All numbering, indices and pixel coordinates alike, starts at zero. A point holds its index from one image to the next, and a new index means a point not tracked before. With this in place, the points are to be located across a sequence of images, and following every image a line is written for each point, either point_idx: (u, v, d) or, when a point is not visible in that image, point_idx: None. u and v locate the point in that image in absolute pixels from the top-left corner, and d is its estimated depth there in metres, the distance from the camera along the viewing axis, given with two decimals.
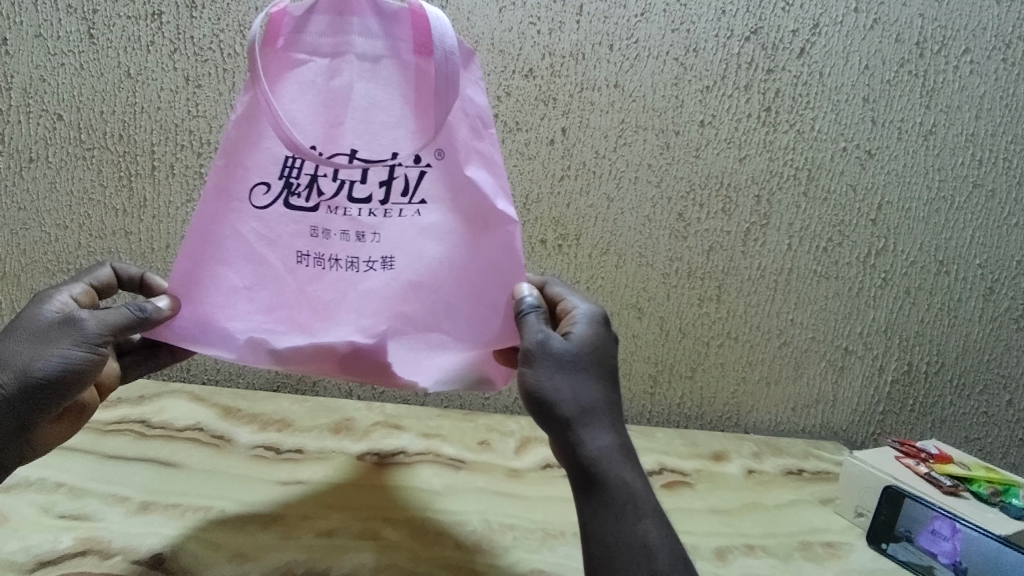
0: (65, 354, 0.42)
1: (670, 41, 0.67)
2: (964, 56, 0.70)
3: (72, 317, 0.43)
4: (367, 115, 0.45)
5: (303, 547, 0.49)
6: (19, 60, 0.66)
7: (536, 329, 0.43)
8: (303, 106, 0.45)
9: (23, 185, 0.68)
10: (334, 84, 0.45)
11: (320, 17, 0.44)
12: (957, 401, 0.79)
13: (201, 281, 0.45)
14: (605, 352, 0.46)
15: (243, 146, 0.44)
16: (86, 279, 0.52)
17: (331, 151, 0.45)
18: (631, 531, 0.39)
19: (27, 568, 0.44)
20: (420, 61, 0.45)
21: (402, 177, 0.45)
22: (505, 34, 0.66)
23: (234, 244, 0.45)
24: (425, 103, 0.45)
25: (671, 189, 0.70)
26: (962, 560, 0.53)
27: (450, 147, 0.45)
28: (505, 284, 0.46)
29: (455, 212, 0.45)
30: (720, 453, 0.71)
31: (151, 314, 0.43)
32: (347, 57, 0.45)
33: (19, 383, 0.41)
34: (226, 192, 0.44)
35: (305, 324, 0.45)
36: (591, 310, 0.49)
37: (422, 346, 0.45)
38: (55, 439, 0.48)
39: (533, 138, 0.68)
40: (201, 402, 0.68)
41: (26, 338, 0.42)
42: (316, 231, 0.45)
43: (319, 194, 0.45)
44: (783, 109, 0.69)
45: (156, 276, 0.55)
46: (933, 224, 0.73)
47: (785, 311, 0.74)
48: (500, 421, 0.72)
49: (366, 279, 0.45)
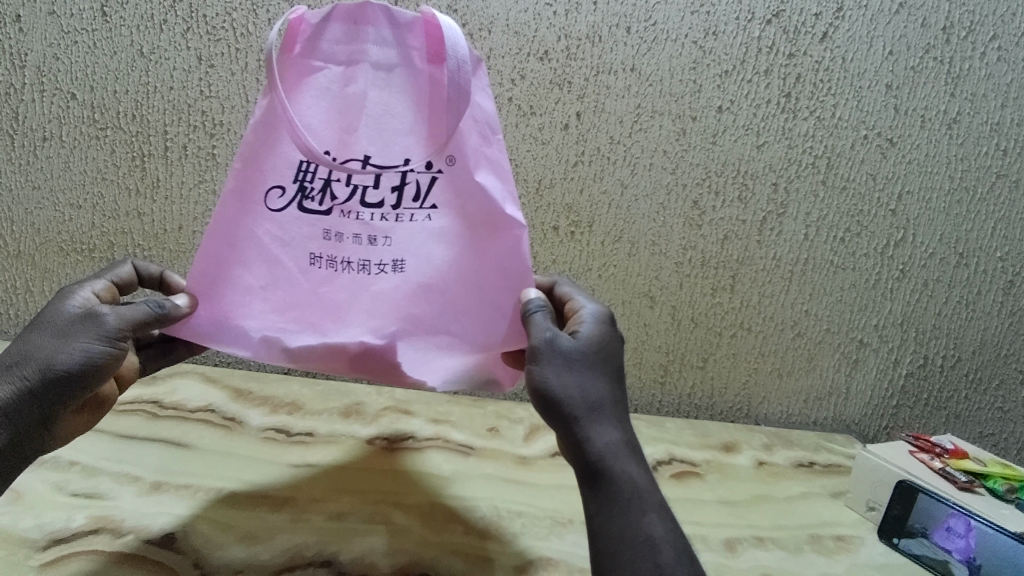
0: (87, 349, 0.42)
1: (690, 24, 0.66)
2: (992, 43, 0.68)
3: (94, 312, 0.43)
4: (380, 122, 0.44)
5: (313, 529, 0.49)
6: (32, 38, 0.66)
7: (543, 328, 0.43)
8: (318, 112, 0.44)
9: (37, 164, 0.68)
10: (349, 91, 0.44)
11: (336, 24, 0.43)
12: (973, 396, 0.78)
13: (218, 282, 0.45)
14: (611, 350, 0.45)
15: (260, 151, 0.44)
16: (107, 275, 0.52)
17: (344, 156, 0.44)
18: (635, 525, 0.38)
19: (40, 545, 0.44)
20: (432, 69, 0.44)
21: (414, 183, 0.45)
22: (520, 15, 0.64)
23: (250, 246, 0.44)
24: (437, 111, 0.44)
25: (687, 176, 0.69)
26: (976, 557, 0.52)
27: (460, 153, 0.44)
28: (512, 286, 0.46)
29: (464, 218, 0.45)
30: (730, 445, 0.70)
31: (170, 311, 0.44)
32: (361, 65, 0.44)
33: (42, 376, 0.40)
34: (243, 195, 0.44)
35: (316, 323, 0.45)
36: (597, 310, 0.48)
37: (432, 347, 0.45)
38: (76, 430, 0.47)
39: (547, 122, 0.67)
40: (213, 383, 0.69)
41: (48, 331, 0.42)
42: (329, 234, 0.45)
43: (332, 198, 0.44)
44: (803, 96, 0.68)
45: (175, 275, 0.56)
46: (954, 216, 0.72)
47: (799, 302, 0.73)
48: (509, 408, 0.72)
49: (377, 282, 0.45)
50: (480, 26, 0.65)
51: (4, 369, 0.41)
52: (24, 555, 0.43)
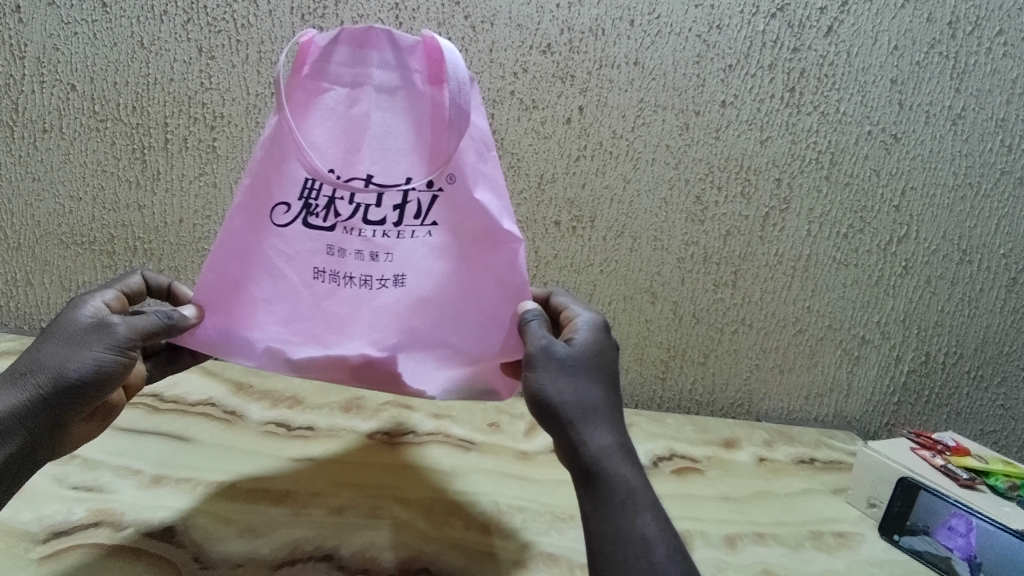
0: (97, 357, 0.41)
1: (694, 17, 0.65)
2: (998, 38, 0.68)
3: (105, 321, 0.43)
4: (384, 142, 0.44)
5: (313, 524, 0.49)
6: (32, 28, 0.65)
7: (540, 336, 0.43)
8: (324, 133, 0.44)
9: (36, 155, 0.68)
10: (353, 112, 0.44)
11: (343, 47, 0.43)
12: (974, 393, 0.77)
13: (224, 294, 0.45)
14: (607, 358, 0.45)
15: (267, 169, 0.44)
16: (117, 287, 0.51)
17: (347, 175, 0.44)
18: (629, 524, 0.38)
19: (40, 538, 0.44)
20: (433, 91, 0.44)
21: (415, 201, 0.44)
22: (523, 8, 0.64)
23: (256, 260, 0.44)
24: (438, 132, 0.44)
25: (689, 171, 0.69)
26: (977, 556, 0.52)
27: (460, 172, 0.44)
28: (509, 302, 0.46)
29: (465, 237, 0.45)
30: (731, 441, 0.70)
31: (178, 321, 0.43)
32: (365, 88, 0.44)
33: (53, 384, 0.40)
34: (250, 211, 0.44)
35: (319, 336, 0.45)
36: (592, 318, 0.48)
37: (431, 359, 0.46)
38: (84, 435, 0.47)
39: (550, 116, 0.67)
40: (213, 377, 0.69)
41: (60, 340, 0.42)
42: (332, 249, 0.44)
43: (335, 215, 0.44)
44: (808, 90, 0.67)
45: (183, 286, 0.55)
46: (957, 213, 0.71)
47: (801, 298, 0.73)
48: (510, 403, 0.72)
49: (379, 296, 0.45)
50: (483, 19, 0.64)
51: (17, 377, 0.40)
52: (25, 548, 0.43)
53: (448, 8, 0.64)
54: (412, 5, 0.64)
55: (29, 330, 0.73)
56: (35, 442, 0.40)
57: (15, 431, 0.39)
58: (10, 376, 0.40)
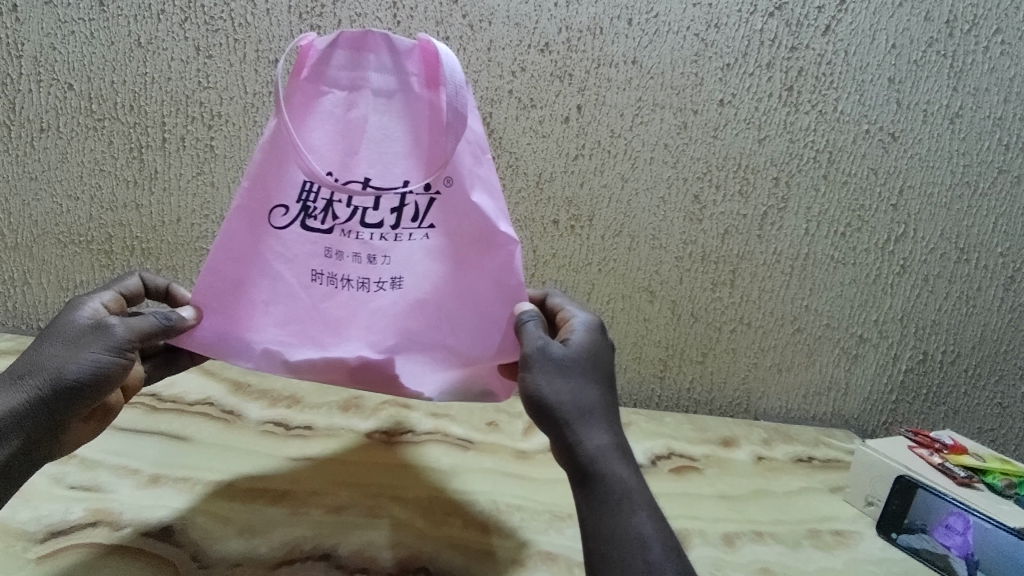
0: (95, 359, 0.41)
1: (692, 16, 0.65)
2: (995, 36, 0.68)
3: (104, 323, 0.43)
4: (381, 145, 0.44)
5: (311, 523, 0.49)
6: (29, 27, 0.65)
7: (536, 336, 0.43)
8: (322, 136, 0.44)
9: (34, 155, 0.68)
10: (351, 115, 0.44)
11: (341, 51, 0.43)
12: (972, 391, 0.78)
13: (222, 296, 0.45)
14: (603, 358, 0.46)
15: (265, 172, 0.44)
16: (115, 287, 0.51)
17: (345, 178, 0.44)
18: (626, 523, 0.38)
19: (38, 538, 0.44)
20: (429, 95, 0.44)
21: (413, 204, 0.44)
22: (521, 7, 0.64)
23: (255, 262, 0.44)
24: (435, 134, 0.44)
25: (688, 170, 0.69)
26: (974, 553, 0.52)
27: (457, 175, 0.44)
28: (506, 305, 0.46)
29: (462, 240, 0.45)
30: (729, 439, 0.70)
31: (177, 322, 0.43)
32: (363, 91, 0.44)
33: (52, 386, 0.40)
34: (249, 214, 0.44)
35: (316, 338, 0.45)
36: (589, 318, 0.49)
37: (428, 361, 0.45)
38: (83, 436, 0.47)
39: (548, 115, 0.67)
40: (211, 376, 0.68)
41: (59, 341, 0.42)
42: (330, 252, 0.44)
43: (333, 218, 0.44)
44: (805, 89, 0.67)
45: (182, 288, 0.55)
46: (954, 211, 0.72)
47: (799, 297, 0.73)
48: (508, 403, 0.72)
49: (377, 298, 0.45)
50: (481, 18, 0.64)
51: (16, 379, 0.40)
52: (23, 548, 0.43)
53: (445, 7, 0.64)
54: (410, 4, 0.64)
55: (27, 330, 0.73)
56: (33, 442, 0.40)
57: (12, 432, 0.39)
58: (9, 377, 0.40)
